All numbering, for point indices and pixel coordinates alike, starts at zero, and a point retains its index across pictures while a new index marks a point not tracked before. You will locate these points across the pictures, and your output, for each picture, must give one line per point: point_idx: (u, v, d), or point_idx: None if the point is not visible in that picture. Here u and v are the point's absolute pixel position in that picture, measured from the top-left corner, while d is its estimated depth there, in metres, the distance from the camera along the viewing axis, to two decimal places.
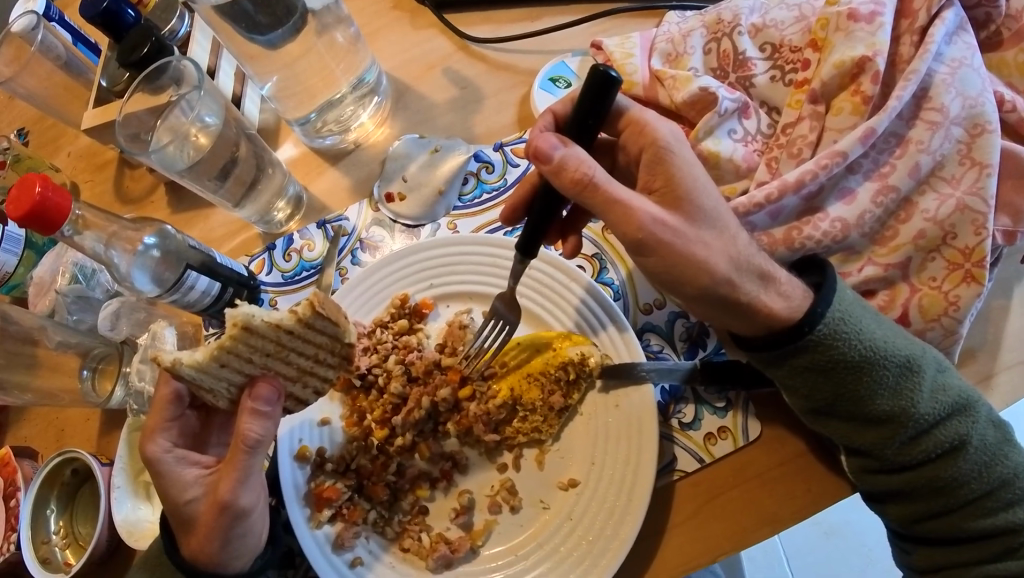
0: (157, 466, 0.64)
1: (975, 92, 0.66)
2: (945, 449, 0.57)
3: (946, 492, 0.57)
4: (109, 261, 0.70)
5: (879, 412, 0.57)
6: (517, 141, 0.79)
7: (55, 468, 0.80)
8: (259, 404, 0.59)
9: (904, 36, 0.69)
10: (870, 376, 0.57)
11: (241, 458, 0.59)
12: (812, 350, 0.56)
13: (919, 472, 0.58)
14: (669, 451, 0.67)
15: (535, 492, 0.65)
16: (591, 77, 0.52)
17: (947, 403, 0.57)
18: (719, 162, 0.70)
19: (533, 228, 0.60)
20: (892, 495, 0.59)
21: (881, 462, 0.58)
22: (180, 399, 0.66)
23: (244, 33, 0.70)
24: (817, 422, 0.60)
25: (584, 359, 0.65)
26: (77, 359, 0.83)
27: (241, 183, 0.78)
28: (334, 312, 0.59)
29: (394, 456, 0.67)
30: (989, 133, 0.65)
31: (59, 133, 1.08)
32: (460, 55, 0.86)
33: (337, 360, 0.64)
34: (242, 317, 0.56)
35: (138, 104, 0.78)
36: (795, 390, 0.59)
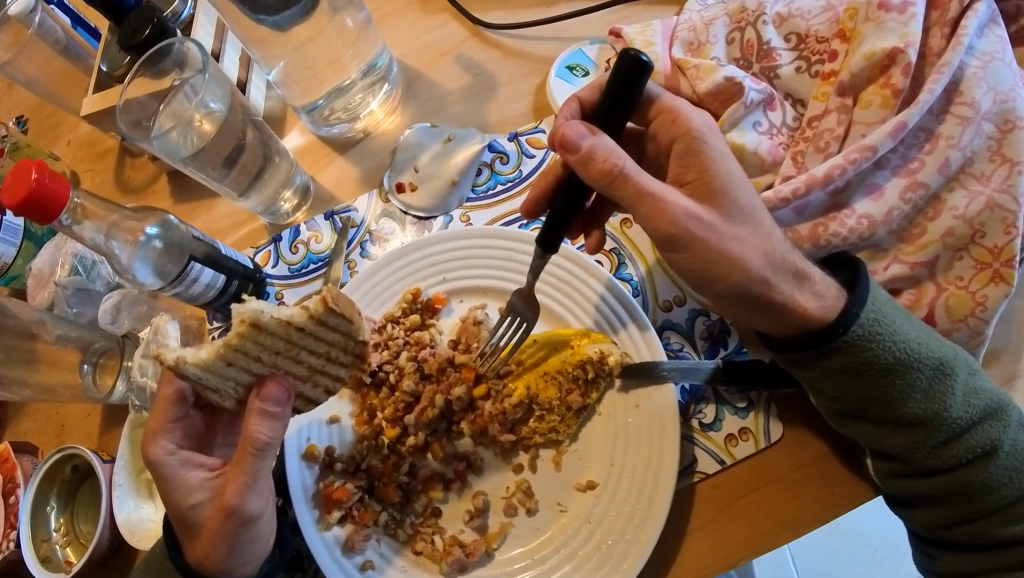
0: (160, 469, 0.62)
1: (1007, 86, 0.64)
2: (976, 454, 0.55)
3: (976, 499, 0.55)
4: (109, 252, 0.67)
5: (911, 415, 0.55)
6: (532, 131, 0.76)
7: (55, 465, 0.78)
8: (268, 404, 0.57)
9: (935, 26, 0.66)
10: (903, 377, 0.55)
11: (249, 462, 0.57)
12: (845, 350, 0.54)
13: (949, 477, 0.56)
14: (689, 452, 0.65)
15: (551, 494, 0.63)
16: (621, 60, 0.49)
17: (979, 406, 0.56)
18: (744, 155, 0.68)
19: (555, 220, 0.58)
20: (921, 501, 0.57)
21: (911, 467, 0.56)
22: (184, 399, 0.64)
23: (250, 15, 0.67)
24: (845, 424, 0.58)
25: (604, 358, 0.63)
26: (77, 353, 0.81)
27: (247, 172, 0.76)
28: (347, 309, 0.57)
29: (406, 456, 0.65)
30: (1021, 129, 0.62)
31: (59, 121, 1.05)
32: (474, 41, 0.83)
33: (349, 359, 0.63)
34: (250, 313, 0.54)
35: (139, 89, 0.75)
36: (824, 391, 0.56)
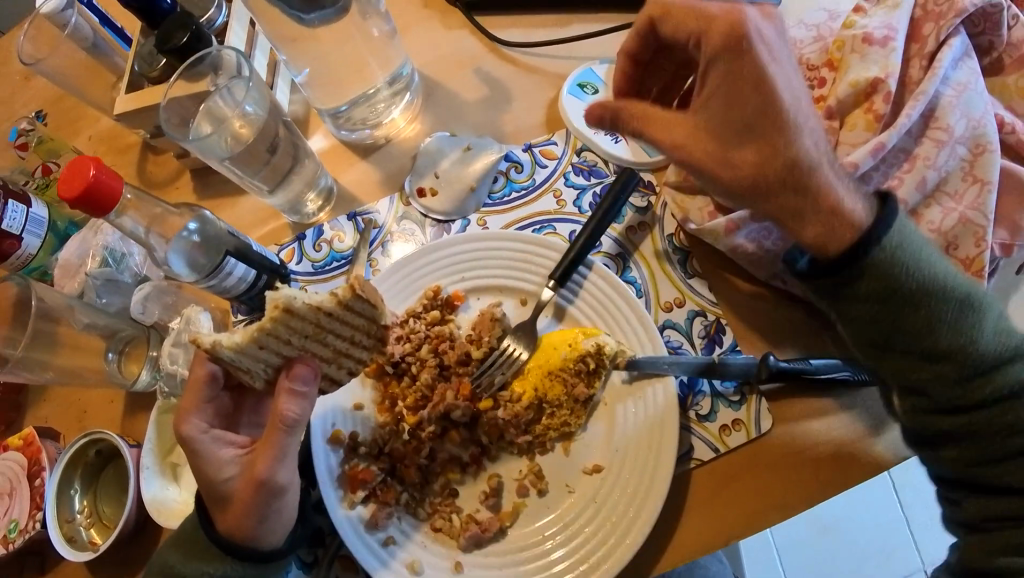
0: (193, 445, 0.66)
1: (978, 113, 0.71)
2: (1008, 393, 0.57)
3: (1010, 437, 0.56)
4: (148, 244, 0.72)
5: (945, 345, 0.57)
6: (545, 143, 0.82)
7: (80, 448, 0.82)
8: (297, 383, 0.63)
9: (914, 57, 0.73)
10: (934, 306, 0.57)
11: (278, 438, 0.62)
12: (871, 278, 0.57)
13: (978, 413, 0.57)
14: (687, 440, 0.70)
15: (561, 477, 0.68)
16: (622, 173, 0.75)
17: (1011, 345, 0.57)
18: None
19: (570, 262, 0.71)
20: (958, 439, 0.58)
21: (934, 401, 0.59)
22: (215, 380, 0.69)
23: (289, 12, 0.74)
24: (879, 348, 0.60)
25: (600, 349, 0.68)
26: (102, 341, 0.85)
27: (277, 172, 0.80)
28: (372, 296, 0.63)
29: (425, 441, 0.70)
30: (990, 153, 0.69)
31: (80, 115, 1.08)
32: (491, 56, 0.89)
33: (371, 343, 0.67)
34: (283, 298, 0.59)
35: (179, 90, 0.79)
36: (861, 309, 0.59)
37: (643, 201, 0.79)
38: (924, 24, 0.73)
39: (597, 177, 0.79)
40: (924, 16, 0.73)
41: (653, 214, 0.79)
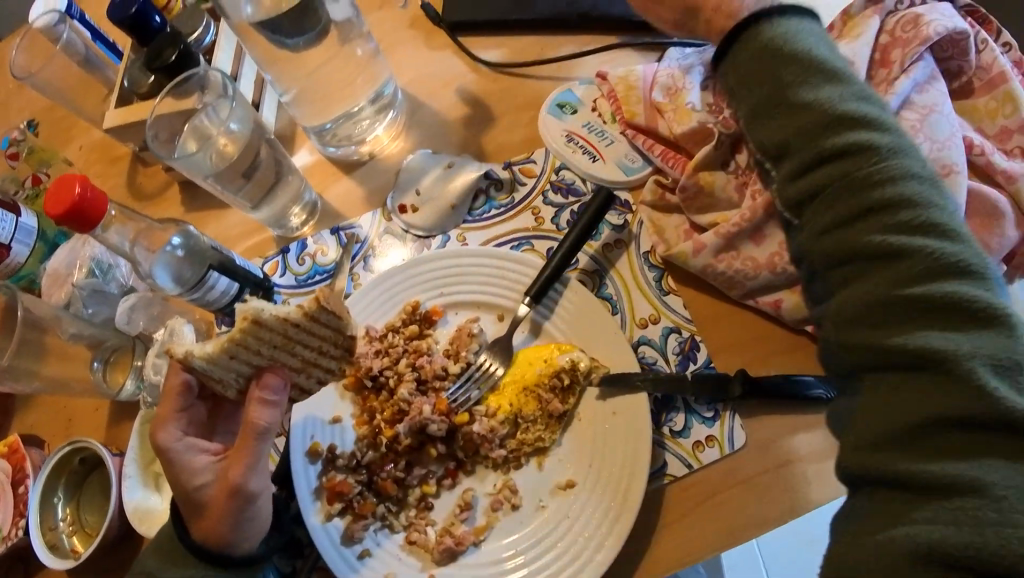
0: (168, 454, 0.68)
1: (942, 137, 0.69)
2: (885, 203, 0.51)
3: (879, 214, 0.51)
4: (134, 258, 0.73)
5: (905, 218, 0.50)
6: (525, 161, 0.84)
7: (64, 457, 0.83)
8: (267, 392, 0.66)
9: (877, 82, 0.74)
10: (912, 191, 0.51)
11: (250, 445, 0.65)
12: (751, 38, 0.62)
13: (856, 182, 0.53)
14: (661, 456, 0.72)
15: (535, 493, 0.69)
16: (600, 194, 0.76)
17: (897, 175, 0.52)
18: (714, 190, 0.75)
19: (548, 279, 0.73)
20: (856, 315, 0.51)
21: (806, 183, 0.57)
22: (190, 390, 0.71)
23: (270, 35, 0.74)
24: (797, 177, 0.58)
25: (574, 365, 0.70)
26: (89, 350, 0.86)
27: (262, 186, 0.82)
28: (336, 308, 0.66)
29: (402, 454, 0.71)
30: (957, 174, 0.67)
31: (70, 124, 1.09)
32: (474, 76, 0.91)
33: (340, 353, 0.70)
34: (250, 311, 0.63)
35: (167, 108, 0.80)
36: (776, 126, 0.60)
37: (620, 219, 0.81)
38: (893, 50, 0.74)
39: (575, 195, 0.81)
40: (892, 41, 0.75)
41: (630, 231, 0.81)
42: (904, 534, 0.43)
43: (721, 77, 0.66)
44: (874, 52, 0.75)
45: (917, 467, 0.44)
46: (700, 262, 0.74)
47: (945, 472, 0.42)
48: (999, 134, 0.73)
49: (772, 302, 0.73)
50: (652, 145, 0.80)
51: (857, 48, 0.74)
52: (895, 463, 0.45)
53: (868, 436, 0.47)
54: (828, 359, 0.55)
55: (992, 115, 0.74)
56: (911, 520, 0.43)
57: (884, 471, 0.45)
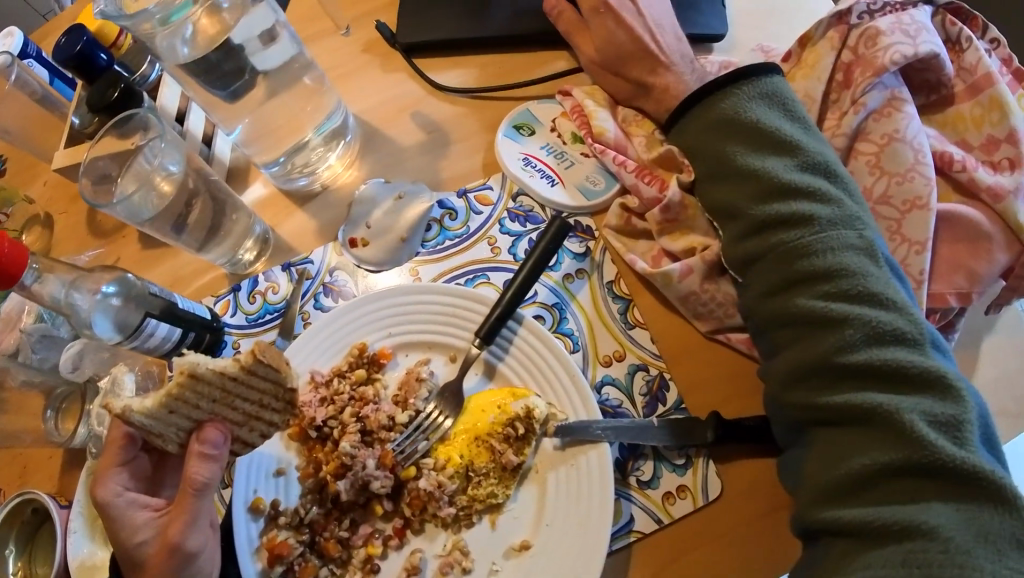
0: (107, 511, 0.60)
1: (903, 168, 0.70)
2: (825, 271, 0.60)
3: (807, 283, 0.61)
4: (70, 305, 0.69)
5: (845, 287, 0.59)
6: (480, 188, 0.80)
7: (15, 507, 0.74)
8: (207, 447, 0.58)
9: (835, 111, 0.75)
10: (849, 262, 0.60)
11: (189, 502, 0.57)
12: (712, 107, 0.70)
13: (797, 251, 0.61)
14: (626, 510, 0.65)
15: (487, 554, 0.63)
16: (553, 225, 0.71)
17: (840, 244, 0.61)
18: (696, 218, 0.72)
19: (500, 319, 0.68)
20: (799, 373, 0.60)
21: (760, 244, 0.64)
22: (133, 441, 0.63)
23: (205, 83, 0.69)
24: (747, 238, 0.65)
25: (529, 413, 0.65)
26: (41, 398, 0.82)
27: (201, 227, 0.78)
28: (277, 360, 0.59)
29: (347, 511, 0.66)
30: (922, 208, 0.68)
31: (23, 160, 1.05)
32: (432, 99, 0.87)
33: (282, 406, 0.63)
34: (188, 363, 0.56)
35: (105, 148, 0.78)
36: (729, 189, 0.67)
37: (581, 246, 0.77)
38: (855, 71, 0.73)
39: (534, 223, 0.77)
40: (855, 59, 0.73)
41: (593, 260, 0.76)
42: None
43: (670, 142, 0.73)
44: (835, 76, 0.75)
45: (862, 514, 0.53)
46: (686, 286, 0.70)
47: (882, 513, 0.52)
48: (986, 145, 0.72)
49: (745, 340, 0.69)
50: (623, 162, 0.75)
51: (811, 82, 0.75)
52: (839, 511, 0.55)
53: (816, 487, 0.57)
54: (770, 414, 0.64)
55: (977, 123, 0.73)
56: (865, 564, 0.52)
57: (832, 519, 0.55)
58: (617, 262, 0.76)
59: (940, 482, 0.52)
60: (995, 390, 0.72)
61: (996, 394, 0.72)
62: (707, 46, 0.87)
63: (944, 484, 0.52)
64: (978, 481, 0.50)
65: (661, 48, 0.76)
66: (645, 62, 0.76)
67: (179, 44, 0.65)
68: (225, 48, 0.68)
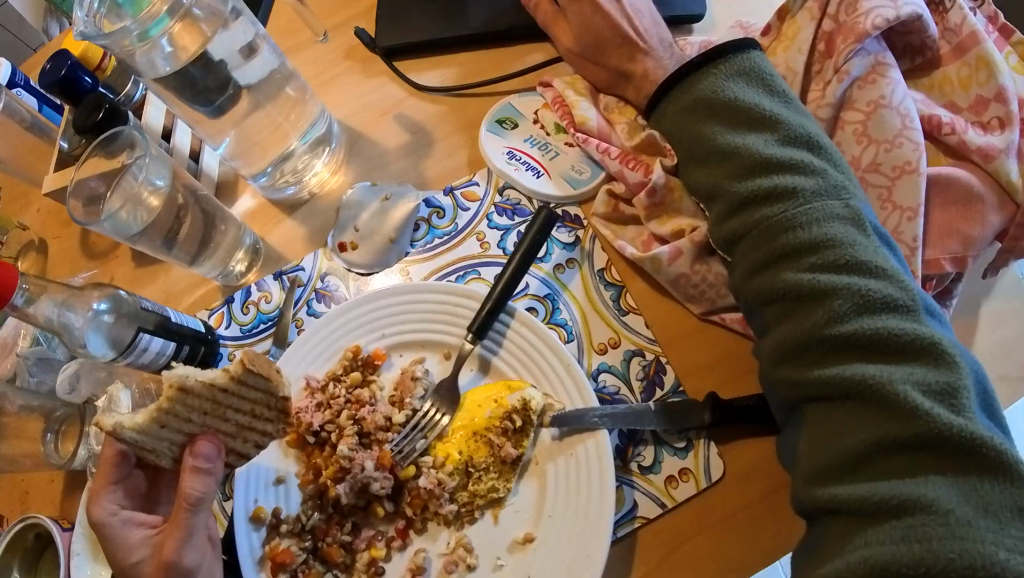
0: (102, 531, 0.57)
1: (891, 135, 0.70)
2: (810, 243, 0.60)
3: (794, 256, 0.61)
4: (63, 326, 0.67)
5: (832, 258, 0.59)
6: (466, 184, 0.81)
7: (18, 533, 0.71)
8: (200, 461, 0.55)
9: (818, 82, 0.75)
10: (834, 233, 0.60)
11: (183, 517, 0.54)
12: (690, 88, 0.70)
13: (782, 225, 0.62)
14: (630, 496, 0.66)
15: (491, 550, 0.63)
16: (540, 214, 0.70)
17: (822, 216, 0.61)
18: (682, 200, 0.72)
19: (491, 312, 0.68)
20: (791, 348, 0.60)
21: (745, 222, 0.64)
22: (127, 459, 0.59)
23: (189, 98, 0.69)
24: (731, 216, 0.66)
25: (526, 405, 0.64)
26: (39, 421, 0.78)
27: (192, 242, 0.78)
28: (266, 367, 0.57)
29: (349, 515, 0.65)
30: (913, 174, 0.69)
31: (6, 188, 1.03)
32: (413, 99, 0.87)
33: (276, 414, 0.60)
34: (177, 376, 0.54)
35: (91, 169, 0.77)
36: (711, 170, 0.68)
37: (570, 236, 0.77)
38: (837, 40, 0.74)
39: (521, 215, 0.78)
40: (836, 28, 0.74)
41: (583, 249, 0.76)
42: (862, 556, 0.50)
43: (652, 126, 0.74)
44: (817, 46, 0.75)
45: (860, 490, 0.53)
46: (676, 269, 0.70)
47: (878, 489, 0.52)
48: (975, 105, 0.72)
49: (739, 320, 0.69)
50: (606, 149, 0.76)
51: (792, 55, 0.76)
52: (836, 489, 0.55)
53: (816, 464, 0.57)
54: (767, 393, 0.64)
55: (963, 84, 0.73)
56: (864, 542, 0.51)
57: (830, 497, 0.54)
58: (607, 249, 0.76)
59: (937, 452, 0.51)
60: (997, 351, 0.73)
61: (999, 356, 0.73)
62: (686, 27, 0.88)
63: (941, 455, 0.51)
64: (976, 449, 0.49)
65: (638, 34, 0.76)
66: (623, 50, 0.76)
67: (159, 60, 0.65)
68: (203, 61, 0.67)
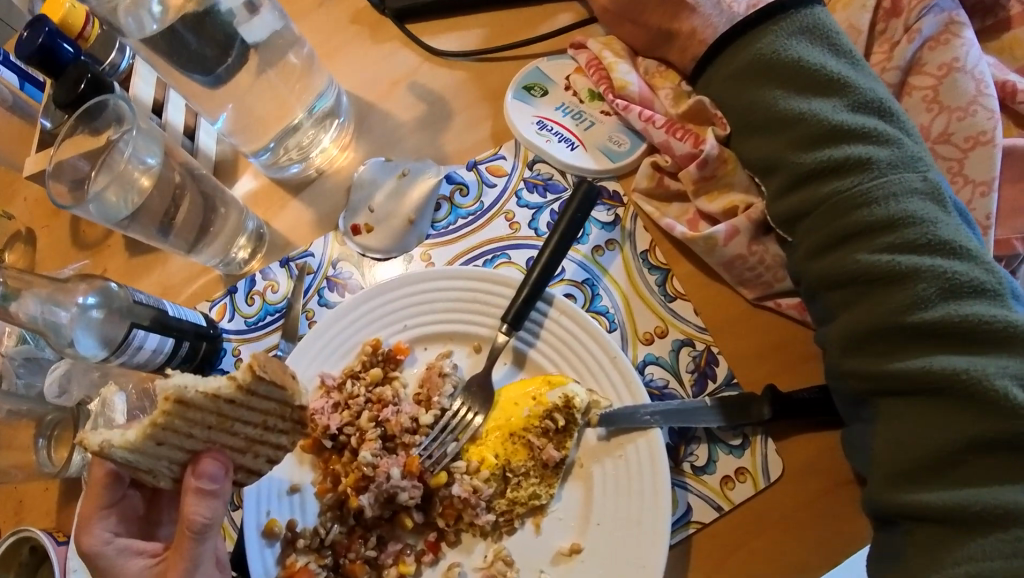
0: (96, 562, 0.50)
1: (964, 102, 0.63)
2: (885, 220, 0.53)
3: (867, 234, 0.54)
4: (50, 325, 0.60)
5: (911, 236, 0.52)
6: (492, 158, 0.73)
7: (11, 546, 0.64)
8: (204, 482, 0.47)
9: (881, 43, 0.68)
10: (914, 209, 0.53)
11: (187, 547, 0.47)
12: (744, 48, 0.63)
13: (854, 200, 0.55)
14: (683, 499, 0.60)
15: (533, 562, 0.57)
16: (582, 190, 0.63)
17: (899, 189, 0.54)
18: (734, 172, 0.65)
19: (527, 302, 0.61)
20: (865, 337, 0.53)
21: (809, 197, 0.57)
22: (120, 478, 0.52)
23: (182, 67, 0.62)
24: (792, 190, 0.59)
25: (569, 402, 0.58)
26: (30, 427, 0.69)
27: (190, 227, 0.70)
28: (279, 373, 0.48)
29: (372, 528, 0.59)
30: (988, 145, 0.62)
31: None
32: (428, 66, 0.80)
33: (289, 425, 0.52)
34: (173, 388, 0.45)
35: (74, 148, 0.69)
36: (769, 139, 0.61)
37: (610, 215, 0.70)
38: None
39: (554, 192, 0.71)
40: None
41: (624, 229, 0.69)
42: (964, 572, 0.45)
43: (700, 92, 0.67)
44: (883, 2, 0.68)
45: (953, 498, 0.47)
46: (732, 250, 0.63)
47: (976, 496, 0.46)
48: None
49: (797, 306, 0.62)
50: (650, 118, 0.69)
51: (853, 11, 0.69)
52: (927, 494, 0.48)
53: (894, 467, 0.50)
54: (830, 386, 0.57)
55: None
56: (966, 556, 0.45)
57: (916, 504, 0.48)
58: (650, 228, 0.69)
59: None
60: None
61: None
62: None
63: None
64: None
65: None
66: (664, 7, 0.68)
67: (146, 19, 0.58)
68: (195, 21, 0.59)
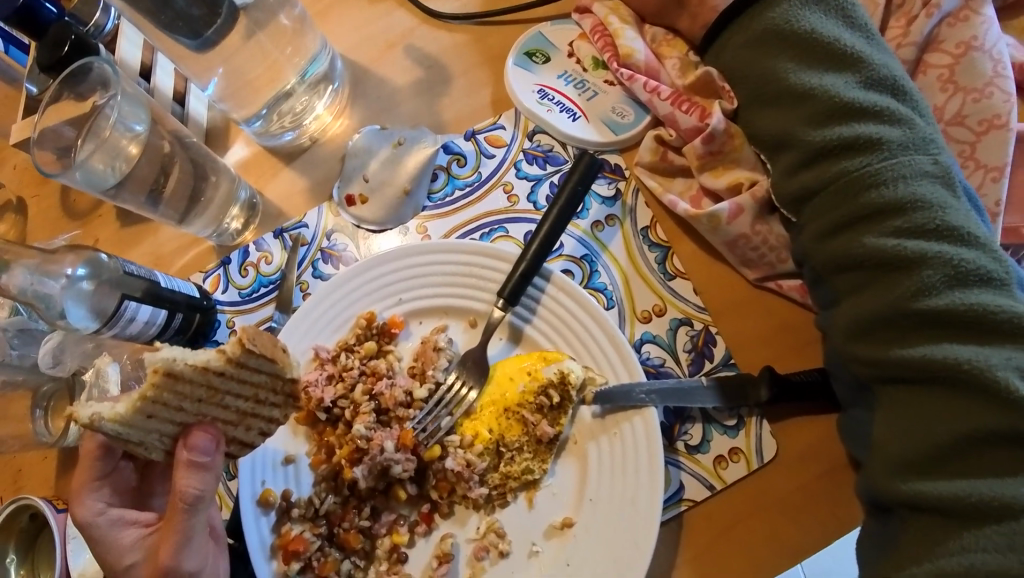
0: (88, 532, 0.51)
1: (980, 83, 0.61)
2: (895, 203, 0.52)
3: (875, 217, 0.53)
4: (39, 297, 0.59)
5: (920, 221, 0.51)
6: (490, 128, 0.71)
7: (11, 514, 0.63)
8: (196, 455, 0.47)
9: (898, 17, 0.65)
10: (924, 192, 0.52)
11: (179, 519, 0.47)
12: (757, 19, 0.61)
13: (864, 181, 0.53)
14: (676, 477, 0.60)
15: (525, 534, 0.57)
16: (581, 163, 0.62)
17: (910, 172, 0.52)
18: (741, 148, 0.63)
19: (524, 277, 0.60)
20: (869, 323, 0.52)
21: (818, 177, 0.56)
22: (111, 451, 0.53)
23: (169, 29, 0.59)
24: (801, 170, 0.57)
25: (564, 378, 0.58)
26: (26, 398, 0.69)
27: (180, 197, 0.68)
28: (269, 347, 0.48)
29: (367, 499, 0.59)
30: (1002, 129, 0.60)
31: None
32: (425, 29, 0.77)
33: (281, 399, 0.52)
34: (162, 361, 0.45)
35: (57, 114, 0.67)
36: (779, 116, 0.59)
37: (611, 188, 0.68)
38: None
39: (554, 164, 0.69)
40: None
41: (625, 204, 0.68)
42: (960, 563, 0.45)
43: (710, 63, 0.64)
44: None
45: (953, 489, 0.47)
46: (736, 229, 0.62)
47: (973, 488, 0.46)
48: None
49: (798, 288, 0.61)
50: (655, 89, 0.67)
51: None
52: (926, 485, 0.48)
53: (896, 455, 0.50)
54: (831, 368, 0.57)
55: None
56: (963, 547, 0.45)
57: (915, 494, 0.48)
58: (652, 204, 0.68)
59: None
60: None
61: None
62: None
63: None
64: None
65: None
66: None
67: None
68: None
